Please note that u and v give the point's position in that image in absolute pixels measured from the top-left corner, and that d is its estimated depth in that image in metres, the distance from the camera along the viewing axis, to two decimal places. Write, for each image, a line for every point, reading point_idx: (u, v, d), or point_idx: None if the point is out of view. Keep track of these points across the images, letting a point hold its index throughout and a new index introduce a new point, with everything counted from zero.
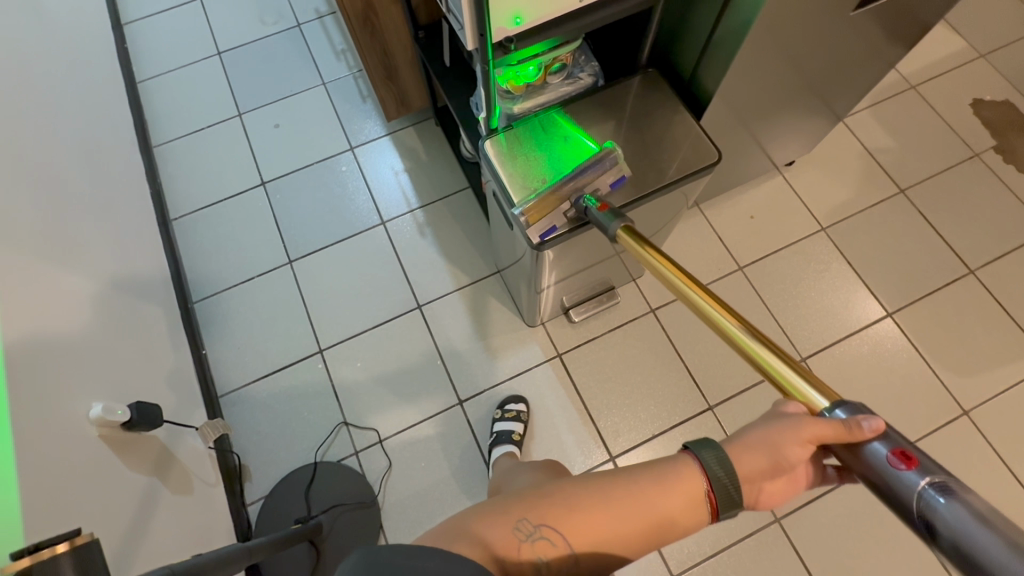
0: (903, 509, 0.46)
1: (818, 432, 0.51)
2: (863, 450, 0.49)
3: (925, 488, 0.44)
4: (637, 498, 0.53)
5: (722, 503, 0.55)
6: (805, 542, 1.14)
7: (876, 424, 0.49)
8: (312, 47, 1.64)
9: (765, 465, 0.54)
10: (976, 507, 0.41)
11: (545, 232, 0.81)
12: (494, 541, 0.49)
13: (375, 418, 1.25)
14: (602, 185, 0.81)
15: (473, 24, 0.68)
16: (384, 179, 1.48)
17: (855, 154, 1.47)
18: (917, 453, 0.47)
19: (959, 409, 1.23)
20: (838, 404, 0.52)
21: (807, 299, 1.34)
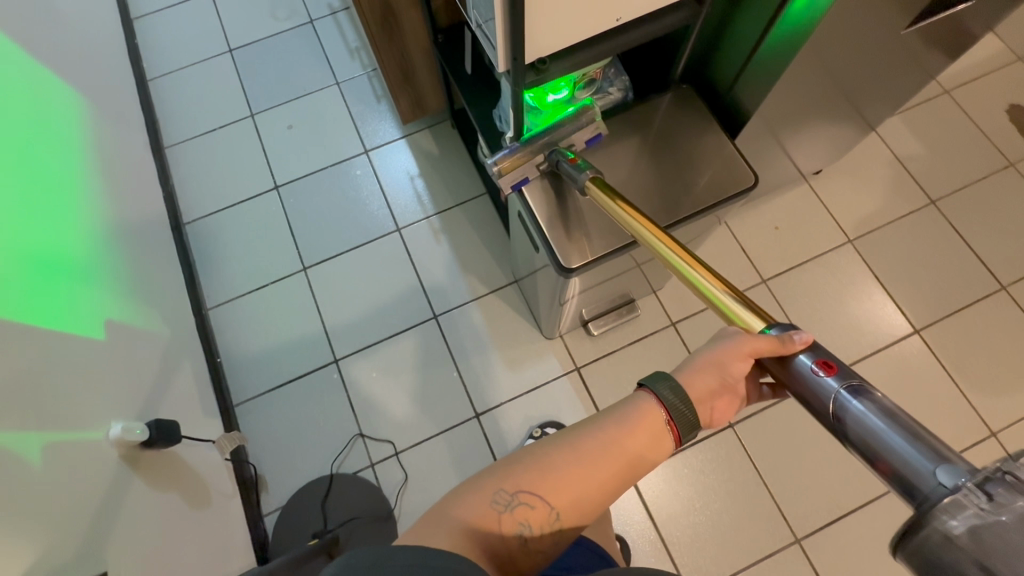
0: (824, 414, 0.51)
1: (756, 347, 0.55)
2: (791, 363, 0.54)
3: (839, 392, 0.50)
4: (607, 445, 0.50)
5: (684, 430, 0.53)
6: (827, 565, 1.12)
7: (805, 337, 0.54)
8: (325, 44, 1.60)
9: (714, 385, 0.56)
10: (884, 406, 0.47)
11: (517, 184, 0.84)
12: (470, 519, 0.46)
13: (390, 429, 1.24)
14: (577, 140, 0.84)
15: (505, 43, 0.65)
16: (399, 183, 1.45)
17: (884, 162, 1.43)
18: (836, 361, 0.52)
19: (985, 430, 1.20)
20: (773, 323, 0.57)
21: (831, 312, 1.31)
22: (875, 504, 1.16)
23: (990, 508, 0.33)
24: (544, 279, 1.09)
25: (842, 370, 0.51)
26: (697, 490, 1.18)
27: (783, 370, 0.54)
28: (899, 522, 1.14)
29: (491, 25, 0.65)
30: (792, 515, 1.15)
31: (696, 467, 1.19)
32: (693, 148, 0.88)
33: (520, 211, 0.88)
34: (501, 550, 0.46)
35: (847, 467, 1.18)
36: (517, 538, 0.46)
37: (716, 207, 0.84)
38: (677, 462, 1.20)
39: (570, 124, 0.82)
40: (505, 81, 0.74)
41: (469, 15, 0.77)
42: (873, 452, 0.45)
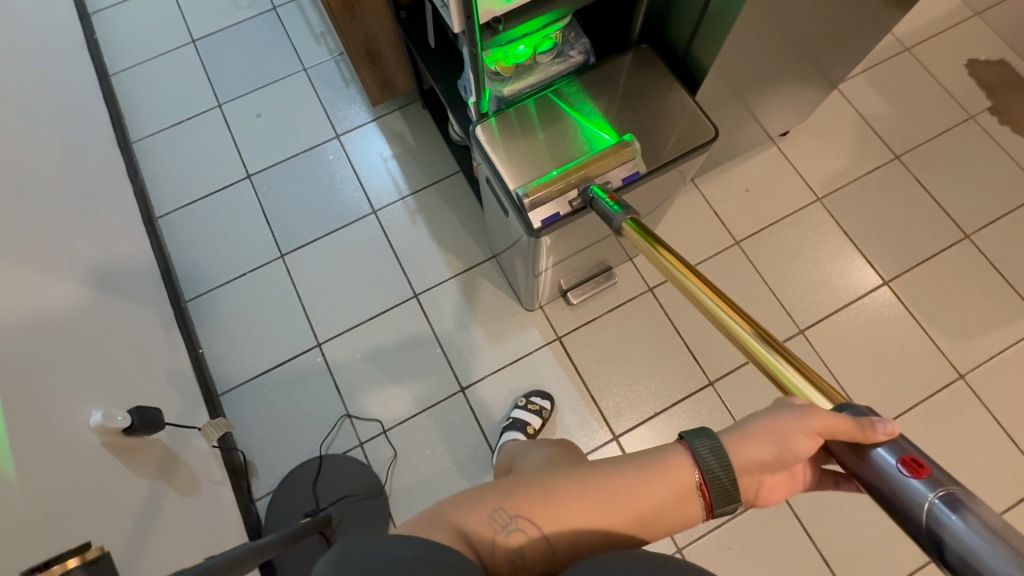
0: (911, 523, 0.44)
1: (830, 426, 0.50)
2: (869, 453, 0.48)
3: (932, 500, 0.43)
4: (621, 491, 0.50)
5: (713, 495, 0.52)
6: (807, 511, 1.16)
7: (890, 427, 0.48)
8: (289, 31, 1.58)
9: (768, 457, 0.52)
10: (988, 521, 0.40)
11: (547, 219, 0.80)
12: (466, 528, 0.48)
13: (377, 409, 1.25)
14: (612, 178, 0.82)
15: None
16: (372, 166, 1.45)
17: (849, 122, 1.45)
18: (929, 462, 0.45)
19: (954, 373, 1.25)
20: (848, 405, 0.51)
21: (804, 270, 1.34)
22: None
23: None
24: (519, 250, 1.09)
25: (938, 472, 0.45)
26: None
27: (858, 462, 0.48)
28: None
29: None
30: None
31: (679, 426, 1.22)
32: (657, 109, 0.89)
33: (488, 176, 0.88)
34: (491, 568, 0.48)
35: None
36: (509, 563, 0.47)
37: (681, 164, 0.86)
38: (661, 422, 1.23)
39: (608, 160, 0.81)
40: (463, 45, 0.74)
41: None
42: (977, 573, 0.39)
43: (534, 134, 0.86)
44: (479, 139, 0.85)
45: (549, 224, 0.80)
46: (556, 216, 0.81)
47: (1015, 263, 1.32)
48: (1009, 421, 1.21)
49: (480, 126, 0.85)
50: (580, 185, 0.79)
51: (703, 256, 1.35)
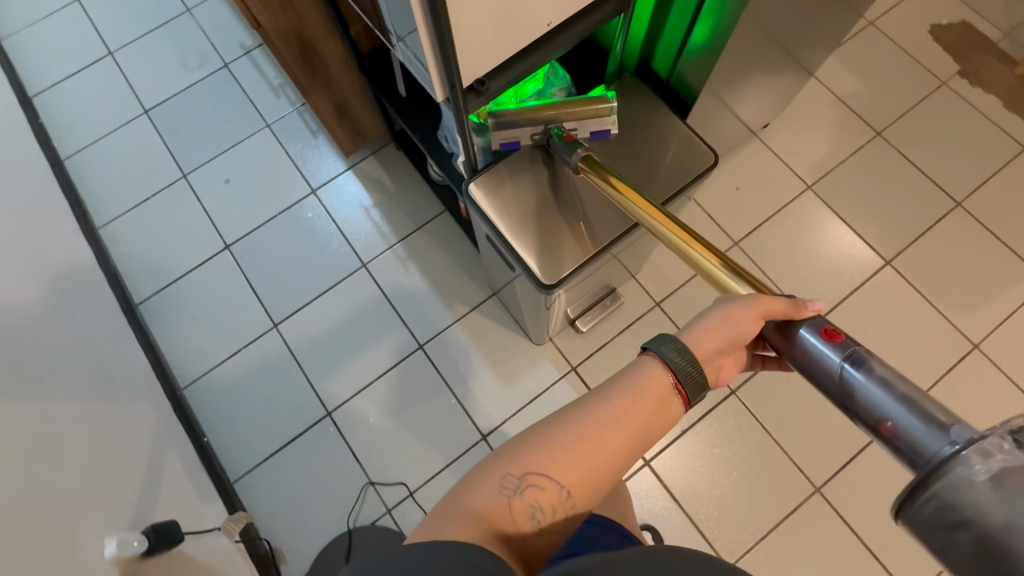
0: (827, 387, 0.48)
1: (770, 309, 0.53)
2: (800, 326, 0.52)
3: (843, 364, 0.47)
4: (614, 415, 0.47)
5: (692, 391, 0.51)
6: (848, 506, 1.15)
7: (816, 305, 0.54)
8: (245, 87, 1.52)
9: (724, 343, 0.53)
10: (887, 374, 0.44)
11: (507, 145, 0.82)
12: (481, 508, 0.43)
13: (399, 471, 1.21)
14: (583, 130, 0.80)
15: (437, 67, 0.61)
16: (354, 217, 1.40)
17: (826, 104, 1.44)
18: (843, 330, 0.50)
19: (969, 343, 1.24)
20: (777, 291, 0.56)
21: (805, 260, 1.32)
22: None
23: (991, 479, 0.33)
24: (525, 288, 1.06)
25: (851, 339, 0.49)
26: (711, 461, 1.19)
27: (788, 334, 0.52)
28: None
29: (418, 52, 0.61)
30: (806, 465, 1.18)
31: (708, 439, 1.20)
32: (649, 134, 0.85)
33: (488, 234, 0.86)
34: (516, 536, 0.44)
35: None
36: (530, 522, 0.44)
37: (683, 189, 0.83)
38: (689, 438, 1.21)
39: (582, 105, 0.77)
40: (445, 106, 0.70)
41: (393, 44, 0.73)
42: (879, 414, 0.43)
43: (534, 182, 0.83)
44: (475, 200, 0.82)
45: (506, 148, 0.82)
46: (515, 143, 0.82)
47: (1009, 224, 1.32)
48: None
49: (473, 185, 0.82)
50: (544, 120, 0.78)
51: None
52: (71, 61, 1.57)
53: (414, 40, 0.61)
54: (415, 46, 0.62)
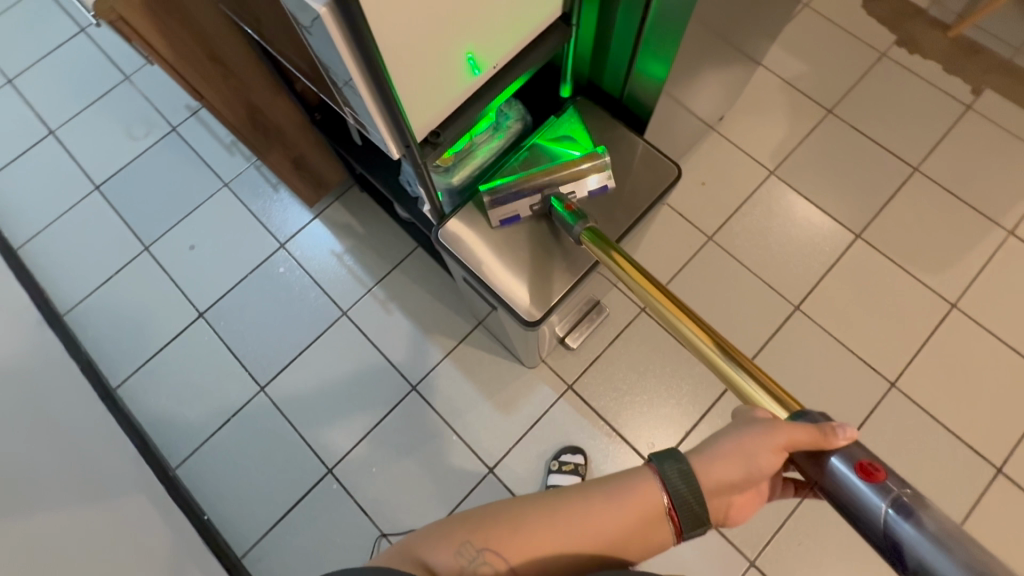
0: (871, 532, 0.48)
1: (794, 441, 0.52)
2: (829, 459, 0.51)
3: (889, 510, 0.47)
4: (592, 519, 0.52)
5: (681, 518, 0.54)
6: None
7: (849, 432, 0.51)
8: (197, 148, 1.49)
9: (739, 477, 0.55)
10: (938, 532, 0.44)
11: (506, 220, 0.80)
12: (436, 565, 0.49)
13: (410, 520, 1.18)
14: (581, 189, 0.79)
15: (384, 125, 0.59)
16: (327, 265, 1.37)
17: (775, 89, 1.47)
18: (884, 468, 0.49)
19: (946, 304, 1.27)
20: (805, 413, 0.55)
21: (779, 246, 1.34)
22: (881, 408, 1.20)
23: None
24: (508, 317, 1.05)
25: (891, 478, 0.49)
26: None
27: (822, 470, 0.51)
28: (906, 418, 1.19)
29: (367, 117, 0.61)
30: None
31: None
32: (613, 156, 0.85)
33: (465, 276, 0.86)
34: None
35: (845, 385, 1.22)
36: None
37: (651, 208, 0.84)
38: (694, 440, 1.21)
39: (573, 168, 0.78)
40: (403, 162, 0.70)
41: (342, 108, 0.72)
42: None
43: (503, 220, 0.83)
44: (448, 245, 0.81)
45: (508, 225, 0.81)
46: (515, 218, 0.81)
47: (966, 182, 1.36)
48: (1011, 336, 1.24)
49: (444, 230, 0.81)
50: (541, 190, 0.77)
51: (683, 262, 1.33)
52: (11, 146, 1.51)
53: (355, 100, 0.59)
54: (358, 106, 0.60)
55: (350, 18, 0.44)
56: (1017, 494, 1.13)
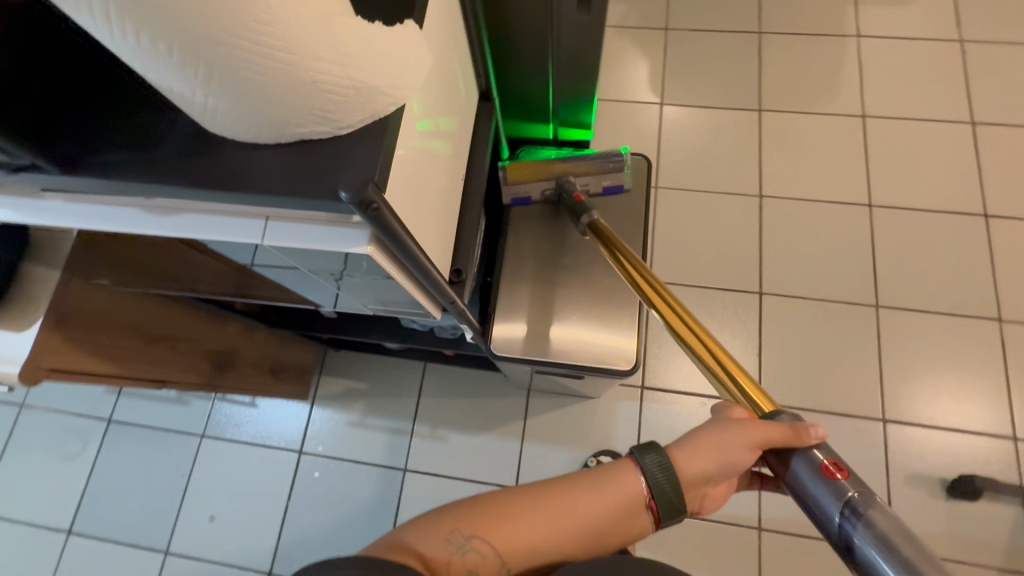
0: (830, 534, 0.49)
1: (770, 437, 0.53)
2: (799, 454, 0.52)
3: (843, 513, 0.48)
4: (579, 503, 0.46)
5: (664, 512, 0.49)
6: (905, 298, 1.24)
7: (819, 432, 0.53)
8: (148, 422, 1.31)
9: (711, 469, 0.52)
10: (887, 530, 0.45)
11: (518, 201, 0.95)
12: (419, 549, 0.41)
13: None
14: (593, 183, 0.93)
15: (426, 293, 0.59)
16: (355, 439, 1.26)
17: (614, 36, 1.53)
18: (848, 466, 0.51)
19: (859, 119, 1.39)
20: (778, 412, 0.56)
21: (712, 157, 1.39)
22: (877, 230, 1.29)
23: None
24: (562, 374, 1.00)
25: (851, 480, 0.50)
26: (798, 358, 1.23)
27: (785, 464, 0.53)
28: (898, 225, 1.29)
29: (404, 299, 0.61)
30: (856, 299, 1.25)
31: (780, 344, 1.24)
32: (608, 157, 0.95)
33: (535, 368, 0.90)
34: None
35: (840, 231, 1.30)
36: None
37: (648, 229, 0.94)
38: (768, 356, 1.23)
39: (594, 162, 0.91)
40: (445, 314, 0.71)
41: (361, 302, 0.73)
42: None
43: (515, 280, 0.92)
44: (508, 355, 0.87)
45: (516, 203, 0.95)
46: (526, 199, 0.95)
47: (801, 18, 1.49)
48: (917, 112, 1.38)
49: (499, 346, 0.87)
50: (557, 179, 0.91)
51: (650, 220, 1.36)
52: None
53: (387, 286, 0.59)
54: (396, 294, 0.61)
55: (390, 236, 0.46)
56: (1007, 226, 1.27)
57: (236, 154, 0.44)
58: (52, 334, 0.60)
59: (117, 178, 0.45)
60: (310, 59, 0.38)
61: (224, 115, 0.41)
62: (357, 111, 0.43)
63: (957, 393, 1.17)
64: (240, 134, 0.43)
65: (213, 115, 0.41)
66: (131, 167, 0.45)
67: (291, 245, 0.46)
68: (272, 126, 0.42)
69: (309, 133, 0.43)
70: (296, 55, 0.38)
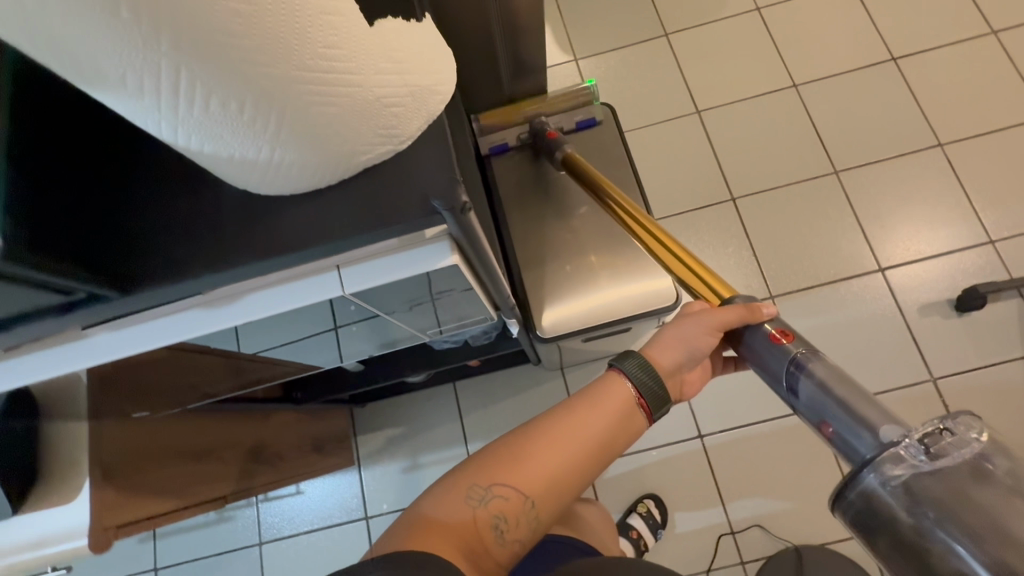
0: (779, 385, 0.49)
1: (725, 320, 0.53)
2: (753, 328, 0.53)
3: (791, 363, 0.48)
4: (573, 423, 0.48)
5: (654, 405, 0.52)
6: (855, 155, 1.32)
7: (770, 308, 0.54)
8: (198, 554, 1.23)
9: (678, 359, 0.55)
10: (825, 377, 0.45)
11: (495, 148, 0.97)
12: (442, 514, 0.45)
13: (710, 533, 1.14)
14: (567, 123, 0.98)
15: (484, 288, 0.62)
16: (415, 481, 1.22)
17: None
18: (797, 332, 0.51)
19: (755, 13, 1.46)
20: (733, 298, 0.56)
21: (641, 93, 1.43)
22: (808, 105, 1.37)
23: (923, 462, 0.35)
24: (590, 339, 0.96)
25: (799, 342, 0.50)
26: (788, 244, 1.28)
27: (743, 342, 0.53)
28: (823, 94, 1.37)
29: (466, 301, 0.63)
30: (817, 173, 1.32)
31: (768, 237, 1.29)
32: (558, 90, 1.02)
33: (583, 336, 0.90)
34: (476, 546, 0.45)
35: (777, 117, 1.37)
36: (495, 532, 0.45)
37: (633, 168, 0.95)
38: (761, 251, 1.29)
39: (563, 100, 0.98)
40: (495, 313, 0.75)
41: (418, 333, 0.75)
42: (819, 415, 0.44)
43: (531, 262, 0.91)
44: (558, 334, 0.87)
45: (495, 152, 0.97)
46: (504, 147, 0.97)
47: None
48: None
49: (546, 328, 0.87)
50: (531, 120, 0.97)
51: None
52: None
53: (440, 295, 0.60)
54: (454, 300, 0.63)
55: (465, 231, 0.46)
56: (913, 61, 1.37)
57: (301, 206, 0.43)
58: (105, 490, 0.55)
59: (153, 289, 0.43)
60: (373, 74, 0.38)
61: (285, 165, 0.39)
62: (414, 120, 0.43)
63: (929, 220, 1.27)
64: (292, 188, 0.42)
65: (277, 169, 0.39)
66: (165, 272, 0.43)
67: (368, 287, 0.46)
68: (336, 163, 0.41)
69: (373, 157, 0.42)
70: (361, 72, 0.36)
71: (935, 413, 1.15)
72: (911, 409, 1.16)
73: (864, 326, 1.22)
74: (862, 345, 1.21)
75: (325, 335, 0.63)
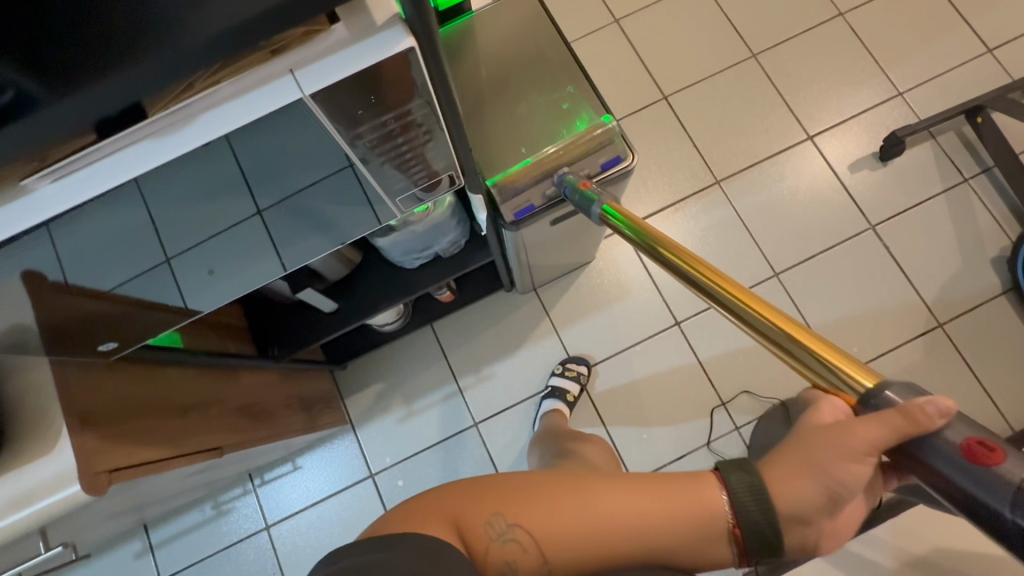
0: (987, 523, 0.35)
1: (870, 439, 0.39)
2: (920, 444, 0.37)
3: (1010, 498, 0.34)
4: (642, 513, 0.48)
5: (751, 543, 0.48)
6: (768, 36, 1.38)
7: (943, 405, 0.37)
8: (202, 554, 1.18)
9: (815, 496, 0.45)
10: None
11: (521, 212, 0.81)
12: (457, 514, 0.46)
13: (704, 409, 1.19)
14: (591, 166, 0.80)
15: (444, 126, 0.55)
16: (413, 428, 1.21)
17: None
18: (1001, 441, 0.36)
19: None
20: (875, 395, 0.40)
21: (558, 11, 1.43)
22: None
23: None
24: (549, 246, 0.99)
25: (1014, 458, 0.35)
26: (724, 130, 1.33)
27: (914, 463, 0.38)
28: None
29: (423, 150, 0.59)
30: (736, 59, 1.37)
31: (704, 126, 1.34)
32: (515, 30, 0.85)
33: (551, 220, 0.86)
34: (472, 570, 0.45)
35: (692, 13, 1.40)
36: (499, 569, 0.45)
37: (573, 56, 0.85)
38: (701, 141, 1.33)
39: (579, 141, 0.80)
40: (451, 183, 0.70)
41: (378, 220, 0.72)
42: None
43: None
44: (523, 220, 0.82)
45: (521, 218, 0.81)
46: (530, 208, 0.81)
47: None
48: None
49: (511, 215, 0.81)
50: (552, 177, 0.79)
51: None
52: None
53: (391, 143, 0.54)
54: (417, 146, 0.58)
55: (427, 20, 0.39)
56: None
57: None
58: (86, 435, 0.52)
59: (86, 89, 0.33)
60: None
61: None
62: None
63: (844, 85, 1.35)
64: None
65: None
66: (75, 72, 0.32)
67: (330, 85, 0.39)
68: None
69: None
70: None
71: (878, 256, 1.25)
72: (857, 257, 1.25)
73: (804, 192, 1.29)
74: (804, 208, 1.28)
75: (277, 221, 0.62)
